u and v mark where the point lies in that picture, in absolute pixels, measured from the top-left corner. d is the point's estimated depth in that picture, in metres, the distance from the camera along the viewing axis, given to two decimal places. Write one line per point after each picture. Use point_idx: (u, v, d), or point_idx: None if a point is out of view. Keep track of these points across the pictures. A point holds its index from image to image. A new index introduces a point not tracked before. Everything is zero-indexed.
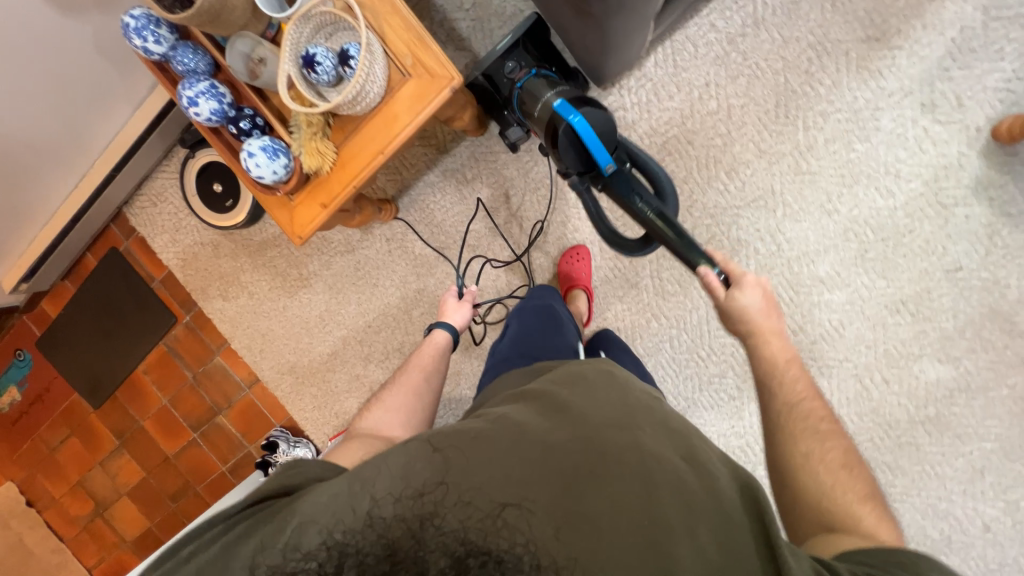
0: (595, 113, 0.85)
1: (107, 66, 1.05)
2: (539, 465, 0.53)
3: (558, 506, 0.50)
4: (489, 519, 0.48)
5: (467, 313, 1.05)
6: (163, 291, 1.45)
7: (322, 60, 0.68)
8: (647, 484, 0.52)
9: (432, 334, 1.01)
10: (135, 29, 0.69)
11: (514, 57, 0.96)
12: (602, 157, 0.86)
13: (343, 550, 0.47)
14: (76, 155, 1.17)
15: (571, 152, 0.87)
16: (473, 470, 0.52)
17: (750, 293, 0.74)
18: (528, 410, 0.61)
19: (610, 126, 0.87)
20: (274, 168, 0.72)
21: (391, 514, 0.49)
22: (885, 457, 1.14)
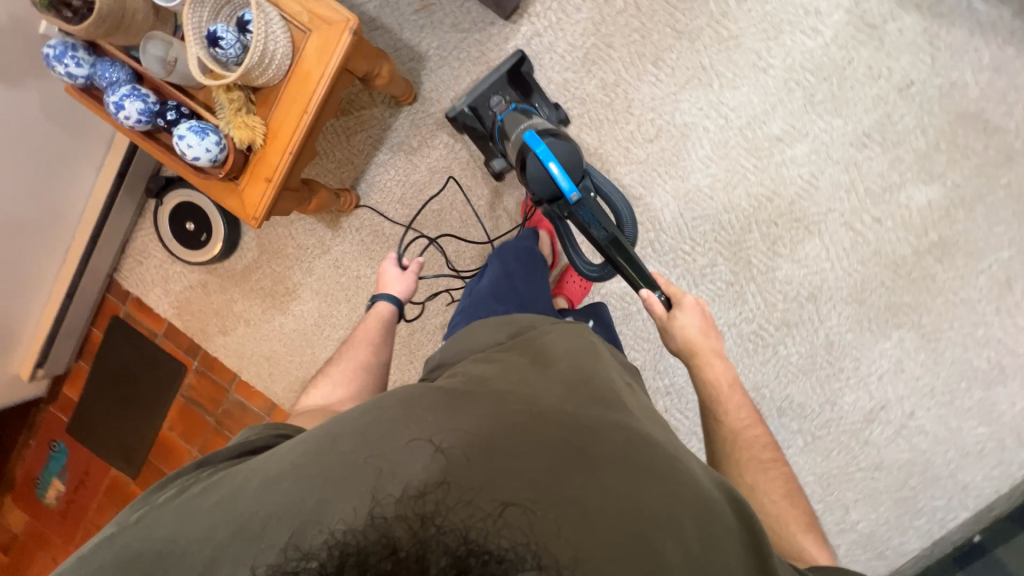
0: (559, 143, 0.87)
1: (67, 136, 1.14)
2: (537, 453, 0.49)
3: (557, 497, 0.46)
4: (491, 516, 0.43)
5: (410, 284, 1.04)
6: (168, 344, 1.49)
7: (224, 35, 0.72)
8: (639, 473, 0.51)
9: (375, 308, 1.01)
10: (56, 57, 0.74)
11: (499, 92, 1.03)
12: (567, 187, 0.86)
13: (339, 552, 0.38)
14: (58, 230, 1.25)
15: (537, 182, 0.88)
16: (474, 460, 0.47)
17: (689, 314, 0.89)
18: (518, 385, 0.58)
19: (578, 156, 0.88)
20: (206, 147, 0.75)
21: (391, 512, 0.42)
22: (905, 299, 1.09)
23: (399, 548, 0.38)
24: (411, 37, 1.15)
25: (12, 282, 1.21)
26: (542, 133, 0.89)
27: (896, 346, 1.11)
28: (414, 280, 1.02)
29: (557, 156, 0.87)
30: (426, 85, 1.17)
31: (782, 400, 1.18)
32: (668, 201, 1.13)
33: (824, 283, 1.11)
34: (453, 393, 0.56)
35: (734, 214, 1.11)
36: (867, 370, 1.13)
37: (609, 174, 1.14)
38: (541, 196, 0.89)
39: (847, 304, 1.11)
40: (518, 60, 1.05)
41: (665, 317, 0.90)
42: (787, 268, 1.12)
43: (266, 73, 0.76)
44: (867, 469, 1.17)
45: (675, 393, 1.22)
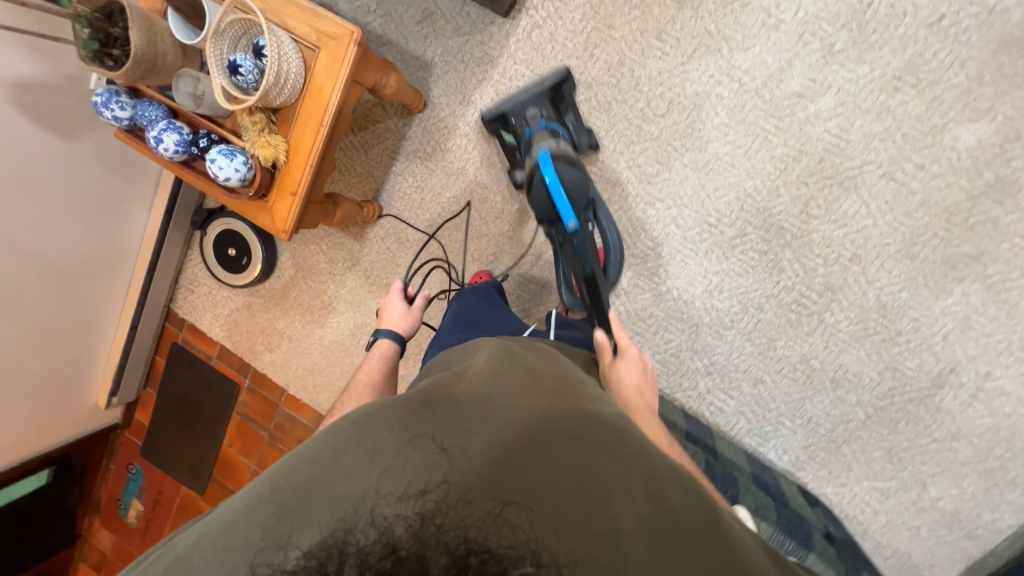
0: (567, 172, 1.00)
1: (120, 179, 1.25)
2: (510, 447, 0.52)
3: (536, 483, 0.49)
4: (488, 514, 0.44)
5: (413, 322, 1.08)
6: (222, 365, 1.59)
7: (243, 63, 0.78)
8: (599, 453, 0.54)
9: (377, 345, 1.03)
10: (103, 104, 0.82)
11: (535, 106, 1.11)
12: (566, 213, 0.99)
13: (343, 551, 0.40)
14: (119, 268, 1.37)
15: (541, 199, 1.01)
16: (460, 460, 0.50)
17: (629, 366, 0.85)
18: (485, 389, 0.62)
19: (581, 188, 1.01)
20: (236, 167, 0.81)
21: (392, 511, 0.44)
22: (964, 249, 1.00)
23: (399, 547, 0.39)
24: (416, 47, 1.20)
25: (84, 317, 1.34)
26: (555, 156, 1.01)
27: (960, 301, 1.02)
28: (418, 320, 1.07)
29: (562, 181, 1.00)
30: (435, 91, 1.21)
31: (835, 370, 1.10)
32: (688, 174, 1.10)
33: (867, 241, 1.04)
34: (419, 400, 0.59)
35: (759, 179, 1.07)
36: (929, 331, 1.04)
37: (623, 154, 1.13)
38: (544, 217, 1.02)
39: (897, 261, 1.03)
40: (562, 77, 1.11)
41: (609, 364, 0.87)
42: (825, 230, 1.06)
43: (283, 93, 0.81)
44: (942, 440, 1.08)
45: (717, 373, 1.17)
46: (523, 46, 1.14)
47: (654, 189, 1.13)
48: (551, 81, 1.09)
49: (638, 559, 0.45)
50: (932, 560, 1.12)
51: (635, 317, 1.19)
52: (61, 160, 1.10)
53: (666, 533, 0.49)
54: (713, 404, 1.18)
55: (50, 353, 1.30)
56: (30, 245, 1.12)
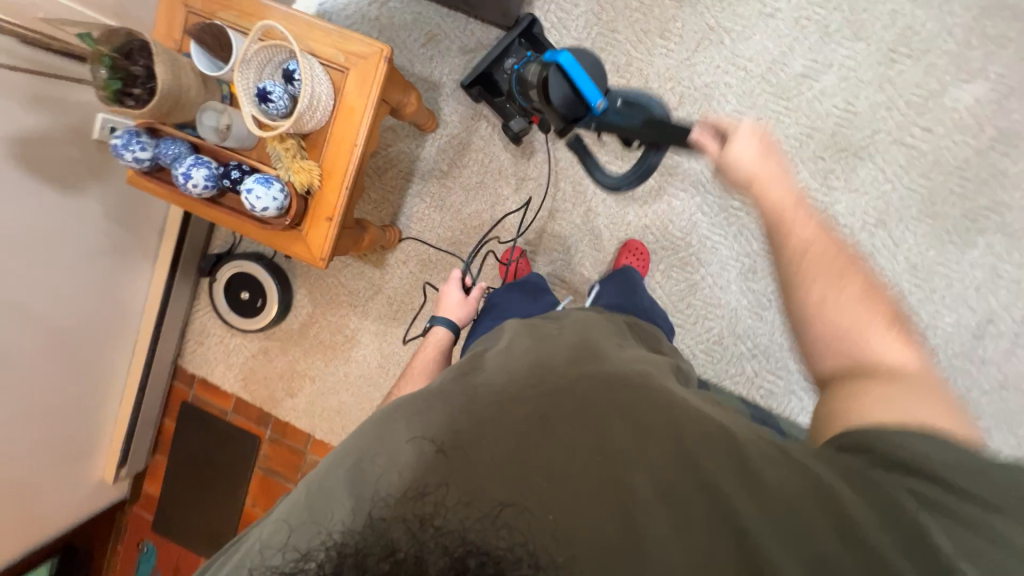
0: (580, 52, 0.82)
1: (123, 231, 1.19)
2: (517, 431, 0.46)
3: (545, 471, 0.43)
4: (487, 515, 0.40)
5: (469, 311, 1.07)
6: (239, 419, 1.50)
7: (273, 90, 0.76)
8: (612, 424, 0.48)
9: (432, 332, 1.03)
10: (122, 146, 0.78)
11: (512, 54, 1.09)
12: (594, 94, 0.80)
13: (343, 553, 0.38)
14: (124, 326, 1.29)
15: (562, 95, 0.81)
16: (463, 457, 0.44)
17: (745, 139, 0.74)
18: (491, 372, 0.55)
19: (597, 65, 0.84)
20: (273, 195, 0.77)
21: (391, 513, 0.40)
22: (981, 202, 1.04)
23: (398, 549, 0.38)
24: (423, 69, 1.21)
25: (89, 382, 1.24)
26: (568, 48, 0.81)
27: (986, 252, 1.05)
28: (475, 308, 1.06)
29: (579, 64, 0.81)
30: (445, 109, 1.22)
31: None
32: (707, 162, 1.13)
33: (889, 206, 1.07)
34: (422, 393, 0.52)
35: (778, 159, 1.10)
36: (961, 284, 1.07)
37: None
38: (569, 113, 0.83)
39: (920, 222, 1.07)
40: (528, 21, 1.08)
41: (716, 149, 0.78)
42: (847, 199, 1.09)
43: (315, 116, 0.79)
44: (992, 391, 1.08)
45: (762, 354, 1.16)
46: None
47: (678, 179, 1.15)
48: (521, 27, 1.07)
49: (652, 539, 0.41)
50: None
51: (673, 309, 1.19)
52: (66, 215, 1.04)
53: (690, 503, 0.43)
54: (764, 386, 1.17)
55: (54, 427, 1.18)
56: (35, 310, 1.03)
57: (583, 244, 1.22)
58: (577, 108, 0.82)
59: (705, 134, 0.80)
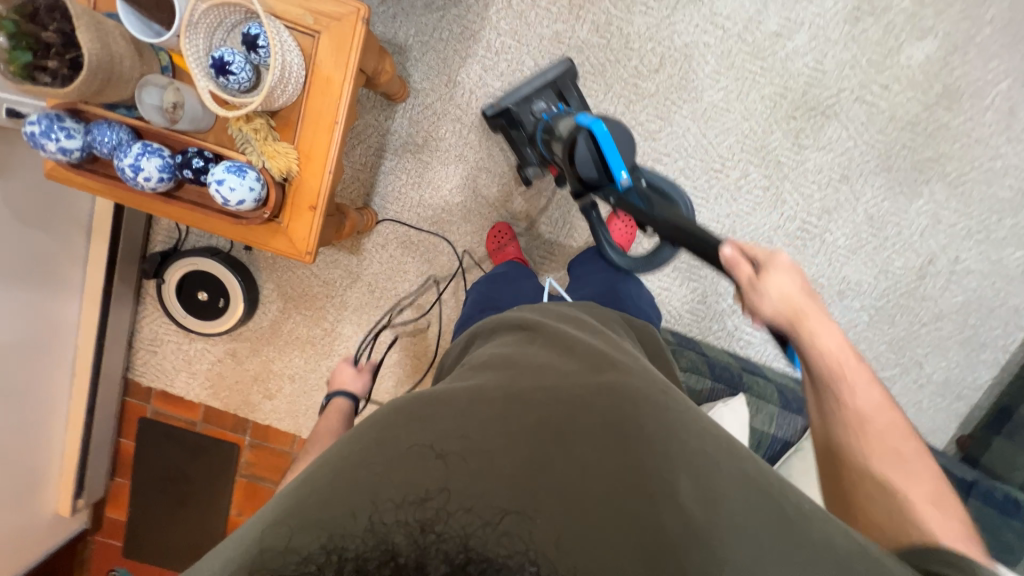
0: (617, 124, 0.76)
1: (42, 235, 1.01)
2: (523, 440, 0.43)
3: (545, 478, 0.41)
4: (487, 522, 0.38)
5: (366, 381, 1.00)
6: (211, 428, 1.38)
7: (232, 59, 0.64)
8: (617, 430, 0.45)
9: (332, 406, 0.94)
10: (42, 134, 0.64)
11: (542, 97, 1.04)
12: (619, 165, 0.75)
13: (343, 559, 0.35)
14: (57, 343, 1.11)
15: (588, 161, 0.77)
16: (465, 463, 0.41)
17: (784, 277, 0.64)
18: (500, 374, 0.52)
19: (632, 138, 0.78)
20: (249, 185, 0.67)
21: (392, 517, 0.37)
22: (928, 154, 1.14)
23: (399, 553, 0.35)
24: (385, 29, 1.10)
25: (25, 410, 1.08)
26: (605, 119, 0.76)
27: (929, 200, 1.16)
28: (373, 376, 0.99)
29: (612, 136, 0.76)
30: (414, 75, 1.12)
31: (840, 283, 1.21)
32: (689, 125, 1.14)
33: (851, 161, 1.15)
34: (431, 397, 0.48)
35: (754, 119, 1.13)
36: (909, 231, 1.18)
37: (624, 115, 1.14)
38: (588, 181, 0.79)
39: (877, 175, 1.15)
40: (565, 68, 1.06)
41: (750, 279, 0.65)
42: (815, 157, 1.15)
43: (286, 90, 0.69)
44: (930, 322, 1.22)
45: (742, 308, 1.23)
46: (504, 16, 1.10)
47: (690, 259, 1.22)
48: (558, 74, 1.04)
49: (653, 550, 0.39)
50: (936, 426, 1.26)
51: (660, 273, 1.22)
52: None
53: (697, 511, 0.41)
54: (742, 338, 1.25)
55: None
56: None
57: (571, 213, 1.19)
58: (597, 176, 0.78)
59: (738, 257, 0.66)
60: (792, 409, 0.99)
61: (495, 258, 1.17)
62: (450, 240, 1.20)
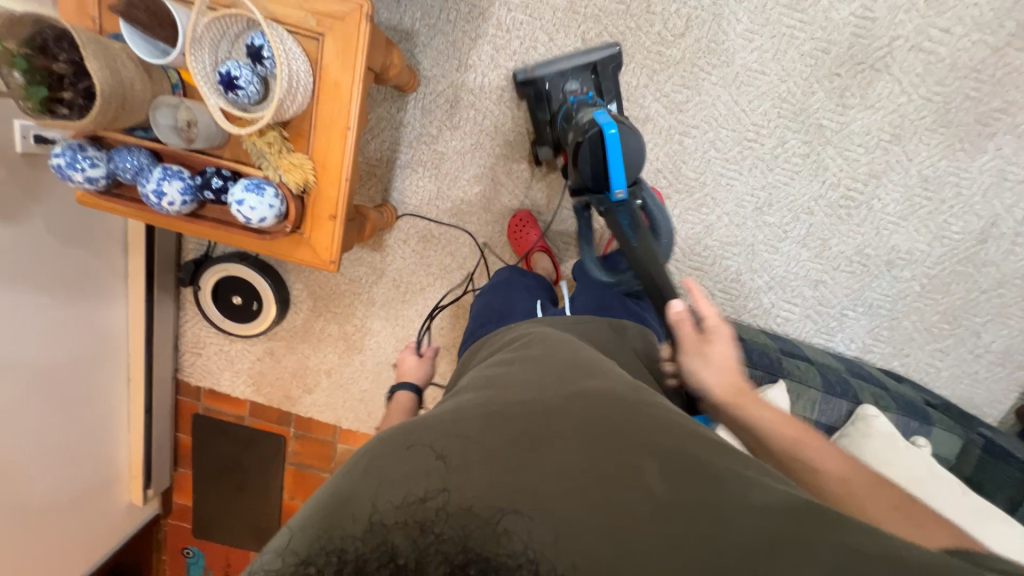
0: (631, 134, 0.81)
1: (84, 252, 1.05)
2: (528, 440, 0.39)
3: (551, 476, 0.37)
4: (486, 522, 0.35)
5: (428, 368, 1.02)
6: (258, 422, 1.45)
7: (239, 73, 0.63)
8: (632, 430, 0.41)
9: (396, 400, 0.95)
10: (67, 165, 0.65)
11: (576, 77, 1.00)
12: (618, 181, 0.82)
13: (342, 561, 0.33)
14: (110, 352, 1.18)
15: (591, 161, 0.83)
16: (465, 462, 0.38)
17: (720, 344, 0.69)
18: (508, 382, 0.49)
19: (641, 155, 0.84)
20: (268, 202, 0.67)
21: (391, 518, 0.35)
22: (994, 104, 1.02)
23: (398, 555, 0.33)
24: (391, 16, 1.05)
25: (88, 416, 1.16)
26: (623, 128, 0.81)
27: (995, 156, 1.04)
28: (433, 365, 1.02)
29: (623, 146, 0.81)
30: (424, 63, 1.08)
31: (889, 252, 1.13)
32: (719, 93, 1.06)
33: (904, 118, 1.04)
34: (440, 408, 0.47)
35: (792, 80, 1.04)
36: (970, 191, 1.07)
37: (648, 87, 1.06)
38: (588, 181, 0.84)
39: (933, 132, 1.05)
40: (613, 54, 1.01)
41: (690, 338, 0.70)
42: (862, 117, 1.05)
43: (296, 99, 0.67)
44: (991, 289, 1.13)
45: (779, 285, 1.17)
46: None
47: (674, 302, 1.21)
48: (603, 57, 1.00)
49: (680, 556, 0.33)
50: (994, 398, 1.19)
51: (691, 253, 1.17)
52: (13, 245, 0.90)
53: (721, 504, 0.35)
54: (780, 315, 1.19)
55: (65, 468, 1.12)
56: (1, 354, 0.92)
57: None
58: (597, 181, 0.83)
59: (685, 316, 0.71)
60: (836, 394, 0.94)
61: (518, 248, 1.15)
62: (471, 231, 1.18)
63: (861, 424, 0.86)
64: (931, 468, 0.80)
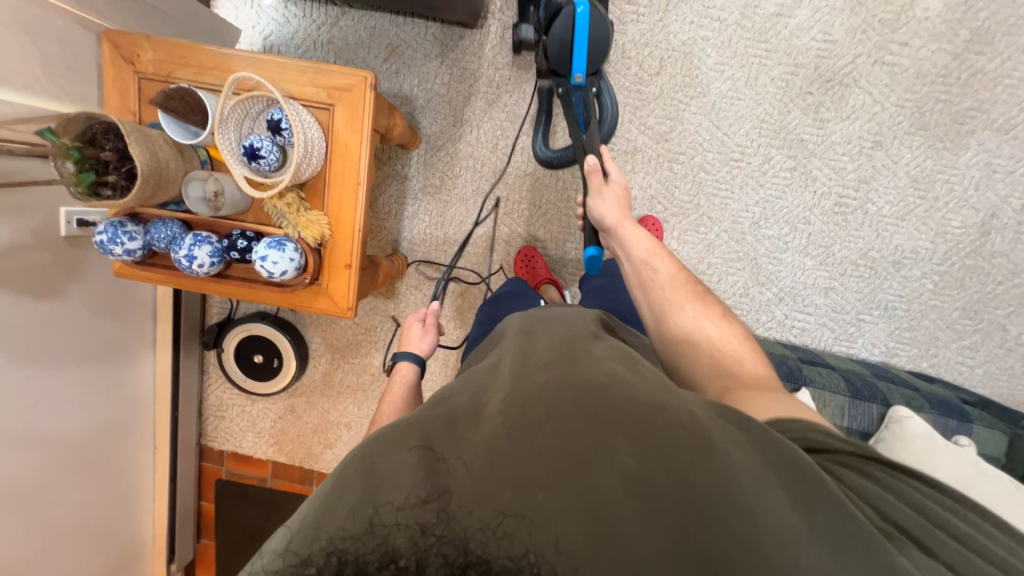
0: (598, 24, 0.93)
1: (116, 324, 1.11)
2: (531, 437, 0.38)
3: (550, 474, 0.36)
4: (486, 525, 0.34)
5: (433, 339, 0.91)
6: (281, 482, 1.44)
7: (261, 143, 0.70)
8: (633, 422, 0.40)
9: (398, 371, 0.84)
10: (109, 240, 0.72)
11: None
12: (579, 66, 0.95)
13: (343, 562, 0.34)
14: (138, 419, 1.21)
15: (560, 38, 0.94)
16: (464, 465, 0.37)
17: (614, 190, 0.83)
18: (507, 371, 0.48)
19: (603, 44, 0.96)
20: (289, 256, 0.72)
21: (392, 519, 0.35)
22: (967, 104, 1.07)
23: (399, 556, 0.34)
24: (391, 85, 1.16)
25: (113, 488, 1.16)
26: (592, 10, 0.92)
27: (979, 150, 1.08)
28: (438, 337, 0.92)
29: (589, 30, 0.93)
30: (423, 122, 1.17)
31: (893, 253, 1.14)
32: (700, 120, 1.13)
33: (882, 125, 1.09)
34: (444, 400, 0.45)
35: (767, 102, 1.11)
36: (961, 186, 1.09)
37: (632, 122, 1.14)
38: (552, 59, 0.96)
39: (913, 135, 1.09)
40: None
41: (595, 183, 0.84)
42: (841, 128, 1.10)
43: (311, 162, 0.74)
44: (1006, 280, 1.11)
45: (788, 296, 1.17)
46: (500, 51, 1.14)
47: None
48: None
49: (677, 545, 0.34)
50: None
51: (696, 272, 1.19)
52: (52, 320, 0.95)
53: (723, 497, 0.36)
54: (795, 326, 1.18)
55: (90, 545, 1.11)
56: (34, 425, 0.94)
57: None
58: (562, 60, 0.96)
59: (595, 168, 0.85)
60: (865, 398, 0.92)
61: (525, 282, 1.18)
62: (480, 271, 1.23)
63: (895, 428, 0.83)
64: (977, 464, 0.76)
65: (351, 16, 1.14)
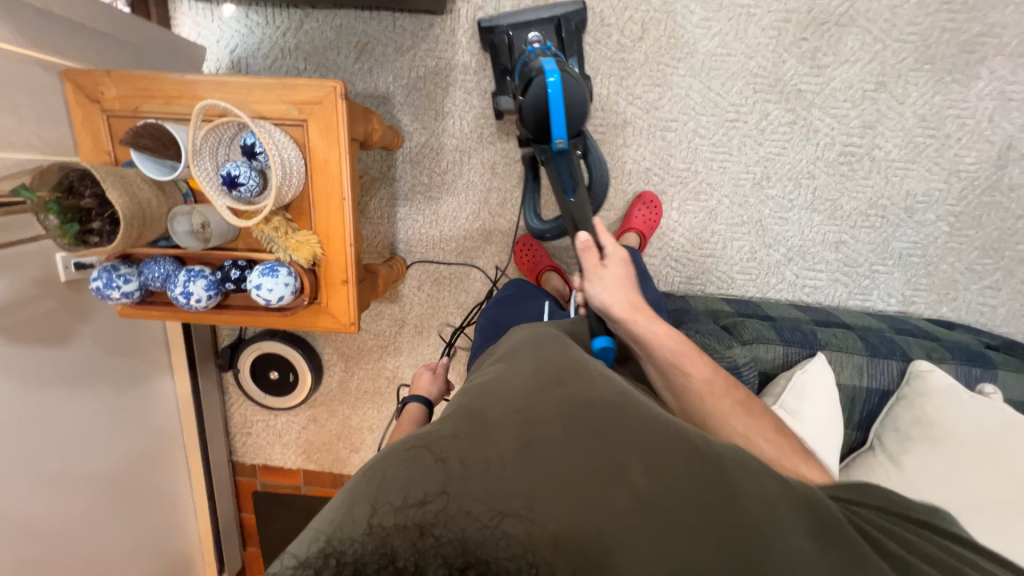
0: (572, 86, 0.83)
1: (131, 358, 1.13)
2: (541, 447, 0.38)
3: (554, 476, 0.36)
4: (485, 525, 0.33)
5: (442, 386, 0.92)
6: (314, 488, 1.49)
7: (239, 170, 0.68)
8: (635, 428, 0.41)
9: (406, 412, 0.84)
10: (105, 285, 0.72)
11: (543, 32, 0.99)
12: (559, 131, 0.85)
13: (341, 564, 0.32)
14: (168, 445, 1.25)
15: (534, 111, 0.85)
16: (467, 467, 0.37)
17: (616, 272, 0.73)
18: (512, 381, 0.49)
19: (582, 105, 0.86)
20: (284, 282, 0.72)
21: (392, 520, 0.34)
22: (976, 30, 0.99)
23: (398, 557, 0.32)
24: (366, 85, 1.13)
25: (156, 512, 1.21)
26: (563, 73, 0.83)
27: (991, 80, 1.01)
28: (447, 382, 0.93)
29: (563, 93, 0.83)
30: (403, 120, 1.14)
31: (905, 198, 1.09)
32: (690, 83, 1.07)
33: (884, 65, 1.03)
34: (451, 411, 0.45)
35: (760, 54, 1.05)
36: (974, 120, 1.03)
37: (619, 93, 1.09)
38: (531, 129, 0.87)
39: (919, 71, 1.02)
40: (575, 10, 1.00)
41: (591, 265, 0.74)
42: (840, 73, 1.04)
43: (291, 183, 0.72)
44: None
45: (798, 255, 1.14)
46: (473, 34, 1.09)
47: (665, 266, 1.18)
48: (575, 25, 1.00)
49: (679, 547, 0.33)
50: None
51: (699, 242, 1.15)
52: (69, 363, 0.98)
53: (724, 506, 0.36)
54: (807, 285, 1.15)
55: (144, 566, 1.17)
56: (70, 466, 0.98)
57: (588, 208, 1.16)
58: (539, 129, 0.86)
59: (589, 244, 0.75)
60: (883, 354, 0.90)
61: (527, 272, 1.17)
62: (479, 264, 1.22)
63: (916, 383, 0.81)
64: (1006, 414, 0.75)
65: (316, 17, 1.10)
